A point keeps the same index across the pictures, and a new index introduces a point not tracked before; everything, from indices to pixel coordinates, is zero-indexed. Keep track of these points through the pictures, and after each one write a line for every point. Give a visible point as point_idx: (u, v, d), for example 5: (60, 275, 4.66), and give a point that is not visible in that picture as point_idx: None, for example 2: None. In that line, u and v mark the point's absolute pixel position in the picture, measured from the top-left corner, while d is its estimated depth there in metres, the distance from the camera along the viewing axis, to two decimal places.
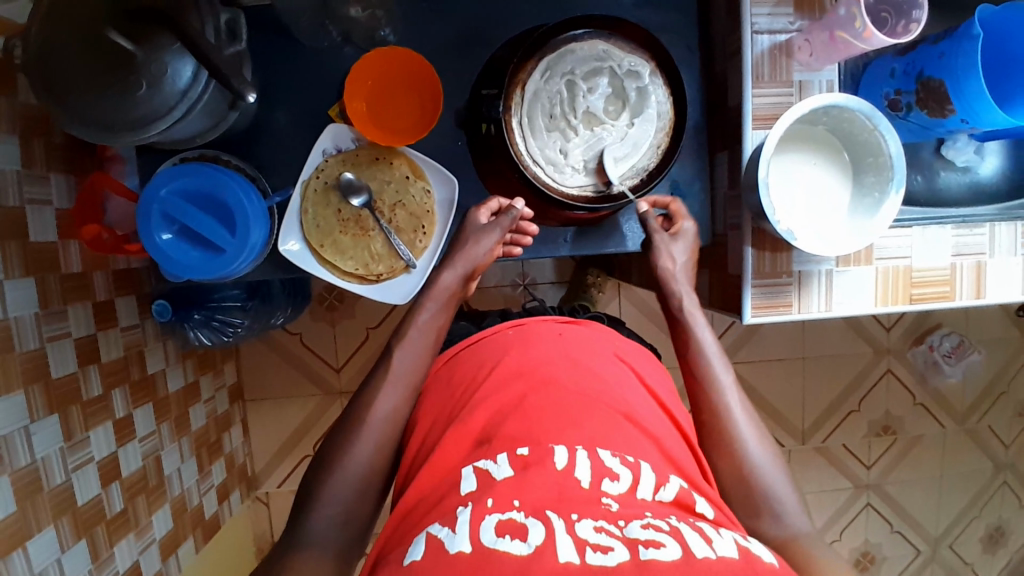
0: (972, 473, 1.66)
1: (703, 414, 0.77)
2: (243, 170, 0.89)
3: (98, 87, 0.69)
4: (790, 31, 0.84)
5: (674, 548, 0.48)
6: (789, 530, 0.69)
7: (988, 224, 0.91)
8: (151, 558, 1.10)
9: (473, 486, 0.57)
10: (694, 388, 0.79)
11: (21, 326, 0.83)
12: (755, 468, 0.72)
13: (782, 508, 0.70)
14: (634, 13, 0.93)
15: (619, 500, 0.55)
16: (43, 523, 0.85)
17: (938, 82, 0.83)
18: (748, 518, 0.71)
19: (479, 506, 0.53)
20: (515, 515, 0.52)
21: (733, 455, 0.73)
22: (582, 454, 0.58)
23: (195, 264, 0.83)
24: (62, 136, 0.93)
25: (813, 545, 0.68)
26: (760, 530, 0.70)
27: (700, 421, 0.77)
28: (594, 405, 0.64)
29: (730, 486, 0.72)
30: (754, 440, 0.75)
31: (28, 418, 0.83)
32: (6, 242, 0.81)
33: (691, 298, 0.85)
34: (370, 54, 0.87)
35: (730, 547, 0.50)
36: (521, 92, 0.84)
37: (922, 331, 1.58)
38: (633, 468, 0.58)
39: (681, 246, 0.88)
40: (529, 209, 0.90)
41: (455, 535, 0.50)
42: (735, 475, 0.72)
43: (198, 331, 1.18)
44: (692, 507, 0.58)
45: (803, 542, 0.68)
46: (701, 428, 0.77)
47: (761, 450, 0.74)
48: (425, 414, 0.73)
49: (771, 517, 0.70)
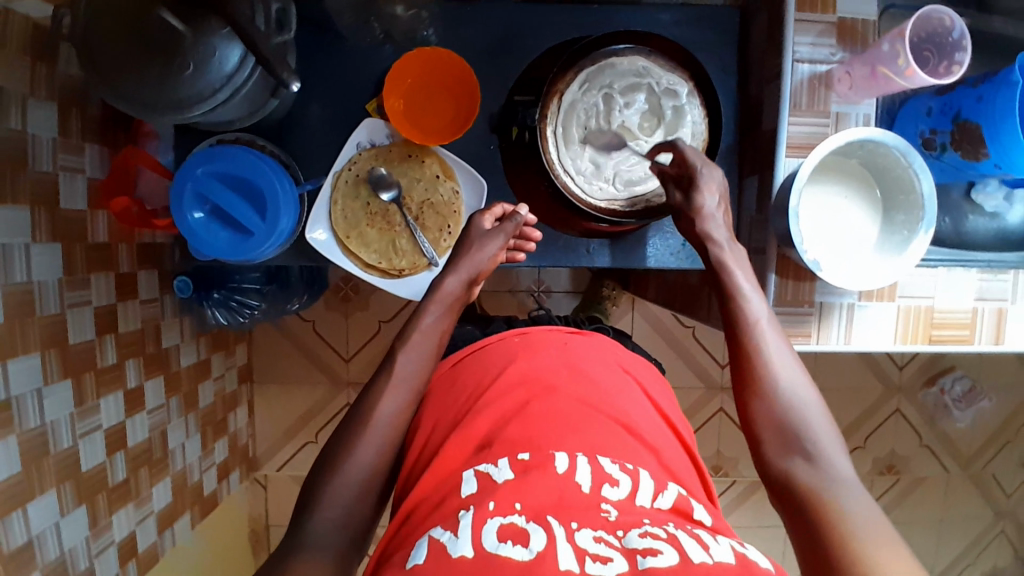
0: (972, 519, 1.64)
1: (741, 357, 0.74)
2: (277, 156, 0.90)
3: (144, 66, 0.70)
4: (830, 62, 0.85)
5: (671, 555, 0.48)
6: (826, 475, 0.63)
7: (1012, 270, 0.90)
8: (147, 530, 1.10)
9: (473, 489, 0.57)
10: (734, 332, 0.75)
11: (43, 290, 0.84)
12: (793, 414, 0.68)
13: (820, 455, 0.65)
14: (675, 31, 0.93)
15: (618, 507, 0.55)
16: (46, 486, 0.86)
17: (975, 124, 0.83)
18: (784, 463, 0.66)
19: (480, 510, 0.53)
20: (517, 519, 0.52)
21: (768, 400, 0.70)
22: (582, 460, 0.58)
23: (223, 245, 0.84)
24: (99, 108, 0.94)
25: (850, 491, 0.62)
26: (792, 473, 0.65)
27: (738, 364, 0.74)
28: (594, 414, 0.64)
29: (765, 429, 0.69)
30: (798, 386, 0.70)
31: (41, 381, 0.84)
32: (36, 207, 0.83)
33: (726, 235, 0.80)
34: (409, 54, 0.87)
35: (726, 553, 0.50)
36: (557, 103, 0.85)
37: (934, 372, 1.57)
38: (633, 475, 0.58)
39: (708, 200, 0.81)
40: (530, 214, 0.90)
41: (457, 539, 0.50)
42: (770, 420, 0.69)
43: (216, 310, 1.21)
44: (691, 514, 0.57)
45: (839, 487, 0.62)
46: (738, 375, 0.73)
47: (801, 395, 0.70)
48: (424, 422, 0.72)
49: (805, 463, 0.65)
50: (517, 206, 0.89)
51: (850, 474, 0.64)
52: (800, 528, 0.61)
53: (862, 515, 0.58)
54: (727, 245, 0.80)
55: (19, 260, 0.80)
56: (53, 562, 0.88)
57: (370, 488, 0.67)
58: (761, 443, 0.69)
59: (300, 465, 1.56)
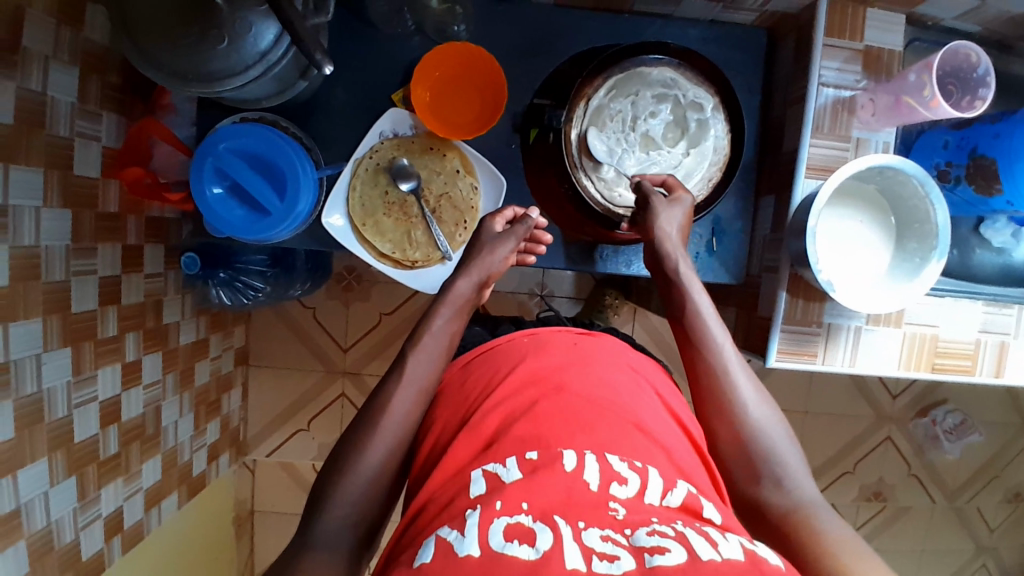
0: (953, 552, 1.66)
1: (702, 377, 0.75)
2: (300, 138, 0.91)
3: (180, 39, 0.70)
4: (855, 88, 0.86)
5: (679, 553, 0.47)
6: (794, 495, 0.66)
7: (1017, 305, 0.92)
8: (134, 506, 1.09)
9: (482, 488, 0.57)
10: (690, 352, 0.77)
11: (49, 256, 0.84)
12: (755, 432, 0.70)
13: (786, 475, 0.68)
14: (702, 48, 0.95)
15: (626, 505, 0.55)
16: (37, 454, 0.85)
17: (990, 160, 0.86)
18: (751, 483, 0.68)
19: (487, 510, 0.53)
20: (524, 519, 0.52)
21: (731, 418, 0.72)
22: (590, 458, 0.59)
23: (239, 223, 0.84)
24: (120, 77, 0.94)
25: (819, 510, 0.64)
26: (761, 496, 0.67)
27: (699, 385, 0.75)
28: (604, 412, 0.64)
29: (730, 452, 0.71)
30: (759, 403, 0.72)
31: (41, 347, 0.84)
32: (50, 170, 0.82)
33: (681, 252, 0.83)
34: (440, 47, 0.87)
35: (735, 550, 0.50)
36: (584, 106, 0.85)
37: (926, 403, 1.59)
38: (641, 474, 0.58)
39: (676, 212, 0.82)
40: (542, 218, 0.91)
41: (464, 538, 0.50)
42: (734, 438, 0.71)
43: (219, 289, 1.23)
44: (700, 513, 0.57)
45: (809, 507, 0.65)
46: (698, 395, 0.75)
47: (763, 413, 0.72)
48: (437, 420, 0.72)
49: (772, 483, 0.67)
50: (527, 210, 0.90)
51: (816, 494, 0.66)
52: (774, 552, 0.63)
53: (834, 535, 0.61)
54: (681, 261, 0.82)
55: (28, 223, 0.80)
56: (39, 531, 0.87)
57: (366, 475, 0.67)
58: (728, 465, 0.71)
59: (290, 453, 1.56)
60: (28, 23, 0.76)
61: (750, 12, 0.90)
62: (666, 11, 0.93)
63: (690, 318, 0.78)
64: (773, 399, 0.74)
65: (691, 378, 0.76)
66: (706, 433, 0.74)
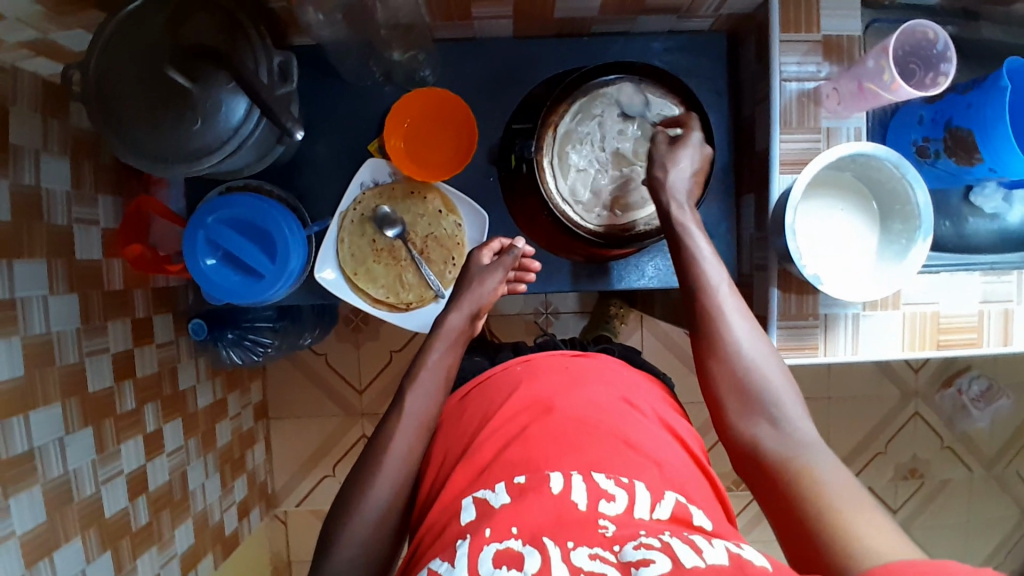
0: (999, 520, 1.62)
1: (701, 323, 0.75)
2: (285, 199, 0.93)
3: (157, 123, 0.73)
4: (818, 79, 0.86)
5: (663, 562, 0.48)
6: (790, 438, 0.66)
7: (1015, 271, 0.91)
8: (171, 572, 1.11)
9: (472, 515, 0.58)
10: (690, 298, 0.76)
11: (61, 340, 0.87)
12: (751, 374, 0.70)
13: (784, 417, 0.67)
14: (665, 58, 0.96)
15: (615, 521, 0.56)
16: (71, 534, 0.87)
17: (966, 131, 0.84)
18: (748, 426, 0.68)
19: (477, 537, 0.54)
20: (513, 543, 0.53)
21: (727, 359, 0.71)
22: (577, 478, 0.59)
23: (235, 288, 0.87)
24: (111, 159, 0.98)
25: (815, 451, 0.63)
26: (758, 437, 0.67)
27: (697, 331, 0.75)
28: (592, 431, 0.65)
29: (726, 392, 0.70)
30: (757, 347, 0.71)
31: (62, 430, 0.86)
32: (52, 259, 0.85)
33: (684, 190, 0.81)
34: (410, 93, 0.90)
35: (721, 555, 0.50)
36: (552, 134, 0.87)
37: (950, 373, 1.56)
38: (629, 489, 0.59)
39: (682, 154, 0.81)
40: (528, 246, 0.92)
41: (454, 568, 0.53)
42: (731, 380, 0.70)
43: (230, 349, 1.24)
44: (690, 521, 0.58)
45: (806, 450, 0.64)
46: (696, 343, 0.75)
47: (760, 354, 0.71)
48: (437, 454, 0.73)
49: (769, 425, 0.67)
50: (514, 240, 0.91)
51: (813, 435, 0.66)
52: (771, 495, 0.63)
53: (830, 476, 0.60)
54: (675, 206, 0.80)
55: (37, 312, 0.83)
56: None
57: (379, 521, 0.68)
58: (722, 405, 0.71)
59: (319, 499, 1.57)
60: (14, 122, 0.80)
61: (706, 18, 0.92)
62: (624, 28, 0.95)
63: (690, 264, 0.77)
64: (772, 344, 0.73)
65: (691, 323, 0.76)
66: (703, 377, 0.73)
